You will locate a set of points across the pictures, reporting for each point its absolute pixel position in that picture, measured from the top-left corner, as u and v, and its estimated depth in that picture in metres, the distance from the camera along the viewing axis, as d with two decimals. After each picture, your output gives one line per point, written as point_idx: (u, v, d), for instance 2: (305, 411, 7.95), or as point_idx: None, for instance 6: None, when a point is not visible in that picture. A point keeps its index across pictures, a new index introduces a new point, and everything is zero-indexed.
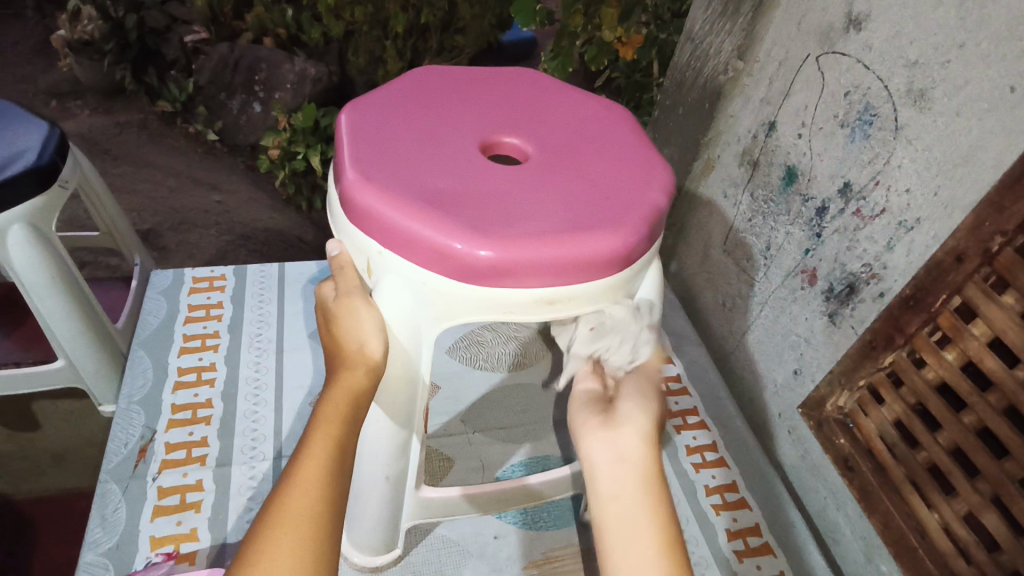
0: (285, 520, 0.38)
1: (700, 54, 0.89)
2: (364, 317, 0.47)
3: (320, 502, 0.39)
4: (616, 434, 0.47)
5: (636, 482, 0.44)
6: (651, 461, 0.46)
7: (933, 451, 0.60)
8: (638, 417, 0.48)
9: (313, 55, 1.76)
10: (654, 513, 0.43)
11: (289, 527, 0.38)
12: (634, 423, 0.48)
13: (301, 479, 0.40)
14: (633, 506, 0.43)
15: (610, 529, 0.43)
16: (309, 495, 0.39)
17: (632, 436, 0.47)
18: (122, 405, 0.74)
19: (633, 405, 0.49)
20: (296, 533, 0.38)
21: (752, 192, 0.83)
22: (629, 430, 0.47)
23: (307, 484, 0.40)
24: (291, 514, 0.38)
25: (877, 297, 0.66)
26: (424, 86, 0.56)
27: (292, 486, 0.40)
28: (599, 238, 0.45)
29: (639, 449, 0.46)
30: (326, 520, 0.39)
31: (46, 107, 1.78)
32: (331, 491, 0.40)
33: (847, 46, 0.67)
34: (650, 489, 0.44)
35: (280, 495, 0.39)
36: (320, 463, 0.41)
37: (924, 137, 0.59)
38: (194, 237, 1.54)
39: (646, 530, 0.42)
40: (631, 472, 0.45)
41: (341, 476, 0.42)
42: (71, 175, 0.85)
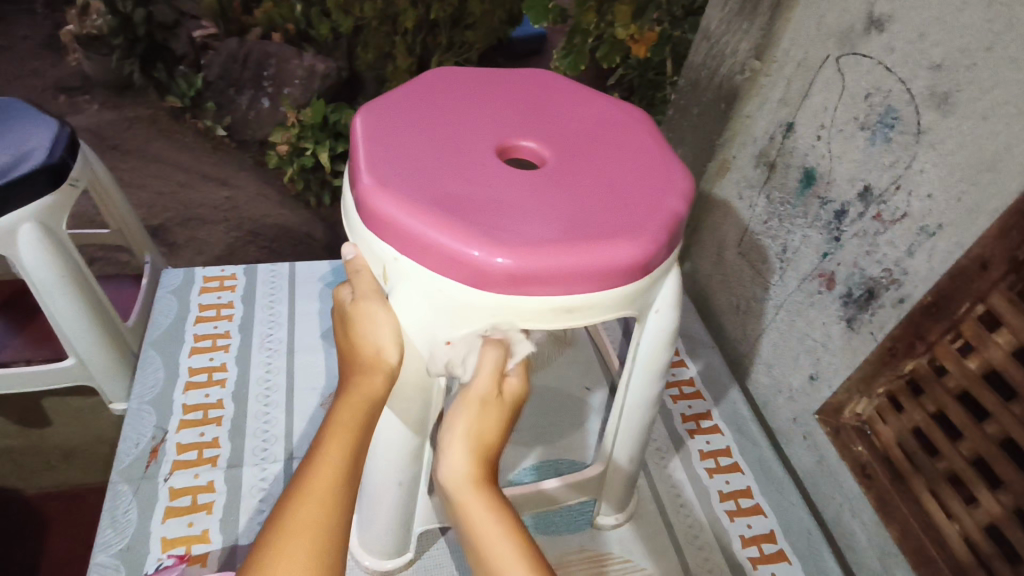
0: (299, 526, 0.37)
1: (716, 53, 0.88)
2: (380, 322, 0.46)
3: (334, 508, 0.39)
4: (442, 466, 0.44)
5: (463, 510, 0.42)
6: (473, 485, 0.43)
7: (954, 460, 0.59)
8: (453, 443, 0.44)
9: (322, 51, 1.76)
10: (489, 528, 0.41)
11: (301, 534, 0.37)
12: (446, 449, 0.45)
13: (315, 487, 0.39)
14: (467, 531, 0.41)
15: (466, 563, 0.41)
16: (324, 503, 0.39)
17: (451, 469, 0.44)
18: (133, 405, 0.74)
19: (449, 433, 0.45)
20: (308, 542, 0.37)
21: (768, 194, 0.82)
22: (450, 467, 0.44)
23: (321, 491, 0.39)
24: (304, 520, 0.38)
25: (897, 303, 0.64)
26: (439, 88, 0.55)
27: (305, 491, 0.39)
28: (617, 247, 0.44)
29: (459, 480, 0.43)
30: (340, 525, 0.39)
31: (55, 102, 1.78)
32: (344, 498, 0.40)
33: (868, 47, 0.65)
34: (482, 496, 0.42)
35: (293, 501, 0.39)
36: (334, 469, 0.41)
37: (947, 141, 0.58)
38: (203, 233, 1.54)
39: (490, 550, 0.39)
40: (461, 503, 0.43)
41: (353, 484, 0.41)
42: (81, 174, 0.85)
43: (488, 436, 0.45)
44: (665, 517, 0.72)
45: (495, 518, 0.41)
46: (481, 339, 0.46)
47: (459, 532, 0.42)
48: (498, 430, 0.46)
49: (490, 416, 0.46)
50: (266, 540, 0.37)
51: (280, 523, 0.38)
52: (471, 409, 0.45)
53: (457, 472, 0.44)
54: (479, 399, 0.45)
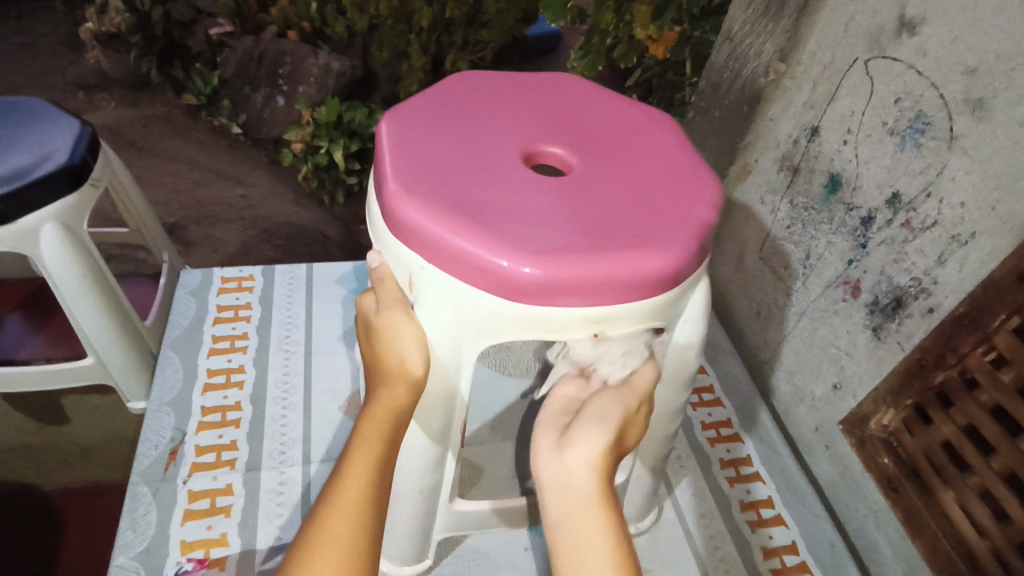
0: (321, 547, 0.38)
1: (738, 55, 0.87)
2: (405, 331, 0.45)
3: (356, 524, 0.39)
4: (573, 447, 0.44)
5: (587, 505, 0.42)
6: (599, 484, 0.43)
7: (986, 476, 0.57)
8: (607, 427, 0.45)
9: (337, 49, 1.76)
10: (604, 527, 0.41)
11: (330, 548, 0.38)
12: (586, 446, 0.44)
13: (342, 501, 0.40)
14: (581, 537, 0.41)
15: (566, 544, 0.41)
16: (350, 520, 0.39)
17: (591, 453, 0.44)
18: (152, 406, 0.74)
19: (597, 422, 0.45)
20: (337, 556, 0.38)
21: (792, 199, 0.81)
22: (581, 453, 0.44)
23: (347, 510, 0.39)
24: (326, 539, 0.38)
25: (926, 313, 0.63)
26: (464, 92, 0.54)
27: (334, 505, 0.40)
28: (648, 257, 0.43)
29: (587, 477, 0.43)
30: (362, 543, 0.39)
31: (74, 99, 1.79)
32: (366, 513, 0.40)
33: (899, 50, 0.64)
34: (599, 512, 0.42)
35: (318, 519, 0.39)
36: (359, 485, 0.41)
37: (982, 148, 0.56)
38: (219, 231, 1.54)
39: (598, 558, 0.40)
40: (573, 501, 0.42)
41: (379, 497, 0.41)
42: (102, 174, 0.85)
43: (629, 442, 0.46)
44: (685, 527, 0.71)
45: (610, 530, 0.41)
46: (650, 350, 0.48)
47: (566, 518, 0.42)
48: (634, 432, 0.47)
49: (636, 421, 0.47)
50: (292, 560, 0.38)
51: (304, 543, 0.38)
52: (629, 404, 0.47)
53: (586, 476, 0.43)
54: (630, 396, 0.47)
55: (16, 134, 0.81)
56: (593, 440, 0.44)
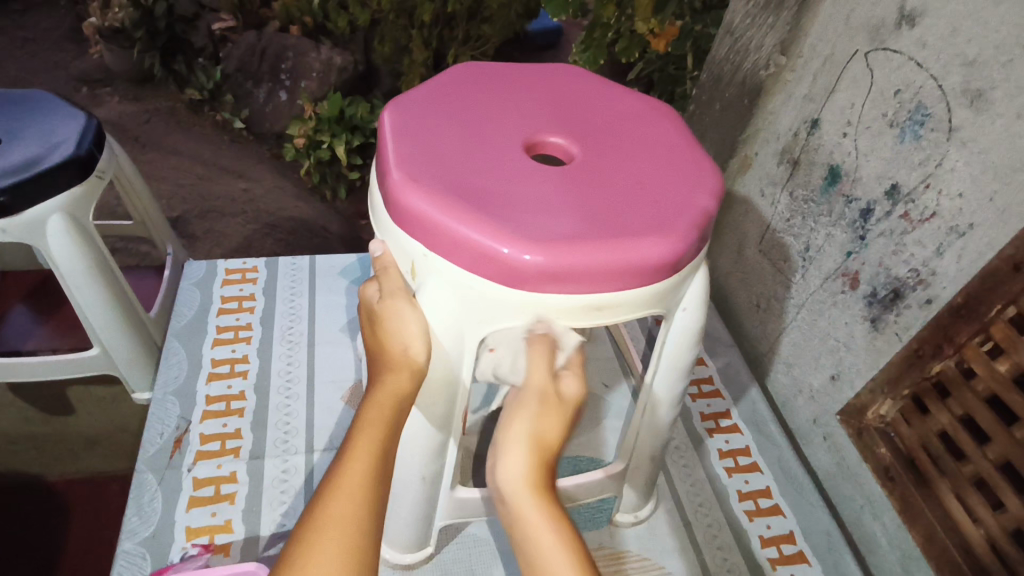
0: (327, 526, 0.37)
1: (739, 48, 0.87)
2: (408, 320, 0.46)
3: (364, 504, 0.39)
4: (507, 450, 0.44)
5: (528, 509, 0.42)
6: (529, 493, 0.43)
7: (982, 465, 0.58)
8: (521, 429, 0.45)
9: (338, 44, 1.76)
10: (553, 521, 0.41)
11: (333, 529, 0.37)
12: (513, 449, 0.44)
13: (344, 482, 0.40)
14: (528, 543, 0.41)
15: (521, 549, 0.41)
16: (353, 500, 0.39)
17: (504, 466, 0.44)
18: (158, 395, 0.75)
19: (515, 430, 0.45)
20: (339, 538, 0.37)
21: (791, 191, 0.82)
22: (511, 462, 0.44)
23: (348, 492, 0.39)
24: (332, 519, 0.38)
25: (924, 303, 0.63)
26: (467, 82, 0.55)
27: (336, 486, 0.39)
28: (648, 245, 0.43)
29: (514, 495, 0.43)
30: (368, 524, 0.38)
31: (78, 94, 1.80)
32: (372, 495, 0.40)
33: (899, 42, 0.64)
34: (543, 509, 0.42)
35: (322, 501, 0.39)
36: (363, 467, 0.41)
37: (981, 139, 0.57)
38: (221, 225, 1.54)
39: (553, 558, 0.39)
40: (518, 508, 0.42)
41: (382, 481, 0.41)
42: (107, 166, 0.86)
43: (545, 443, 0.45)
44: (683, 516, 0.72)
45: (552, 525, 0.41)
46: (527, 338, 0.47)
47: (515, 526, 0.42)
48: (547, 435, 0.45)
49: (552, 419, 0.46)
50: (297, 541, 0.37)
51: (308, 524, 0.38)
52: (529, 408, 0.46)
53: (518, 483, 0.43)
54: (533, 404, 0.46)
55: (24, 126, 0.81)
56: (522, 444, 0.44)
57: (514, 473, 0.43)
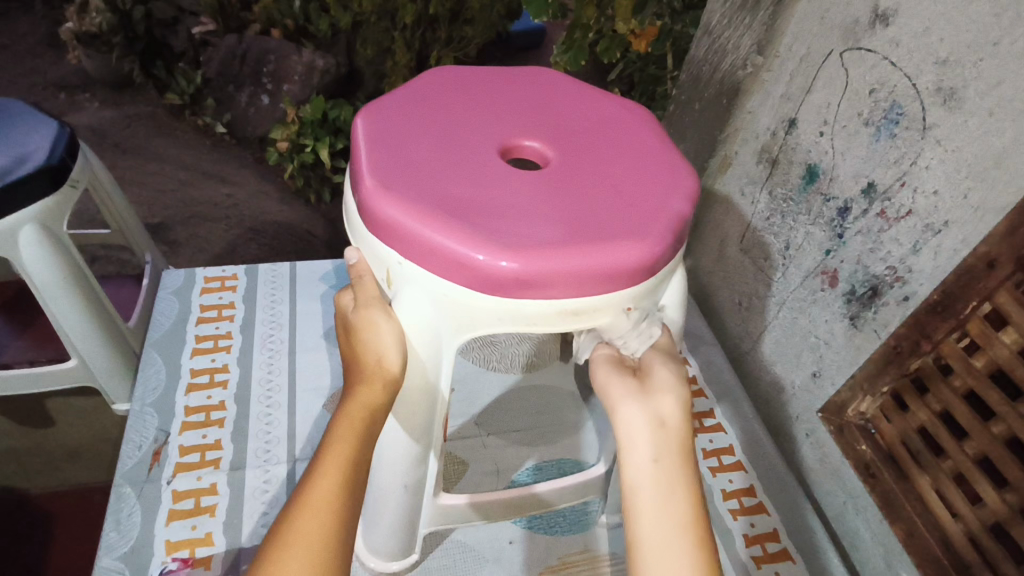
0: (297, 542, 0.37)
1: (717, 48, 0.88)
2: (383, 330, 0.45)
3: (334, 519, 0.39)
4: (649, 401, 0.46)
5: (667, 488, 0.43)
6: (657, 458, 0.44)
7: (960, 460, 0.58)
8: (675, 389, 0.47)
9: (321, 46, 1.74)
10: (690, 492, 0.43)
11: (305, 545, 0.37)
12: (669, 392, 0.47)
13: (316, 497, 0.39)
14: (656, 491, 0.43)
15: (648, 504, 0.42)
16: (324, 515, 0.38)
17: (642, 422, 0.45)
18: (136, 407, 0.74)
19: (667, 380, 0.47)
20: (310, 555, 0.37)
21: (771, 190, 0.82)
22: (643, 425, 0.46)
23: (320, 507, 0.39)
24: (304, 533, 0.37)
25: (902, 300, 0.64)
26: (441, 87, 0.54)
27: (308, 501, 0.39)
28: (625, 249, 0.43)
29: (652, 463, 0.44)
30: (338, 539, 0.38)
31: (56, 100, 1.77)
32: (344, 509, 0.39)
33: (872, 42, 0.65)
34: (685, 463, 0.44)
35: (293, 518, 0.38)
36: (335, 481, 0.40)
37: (954, 137, 0.57)
38: (204, 231, 1.53)
39: (683, 512, 0.42)
40: (664, 452, 0.44)
41: (355, 494, 0.41)
42: (82, 175, 0.84)
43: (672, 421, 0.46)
44: None
45: (690, 486, 0.43)
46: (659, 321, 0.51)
47: (655, 460, 0.44)
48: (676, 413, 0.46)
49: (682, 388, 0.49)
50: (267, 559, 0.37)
51: (278, 541, 0.38)
52: (677, 368, 0.49)
53: (676, 430, 0.45)
54: (676, 365, 0.49)
55: None
56: (678, 395, 0.47)
57: (667, 418, 0.45)
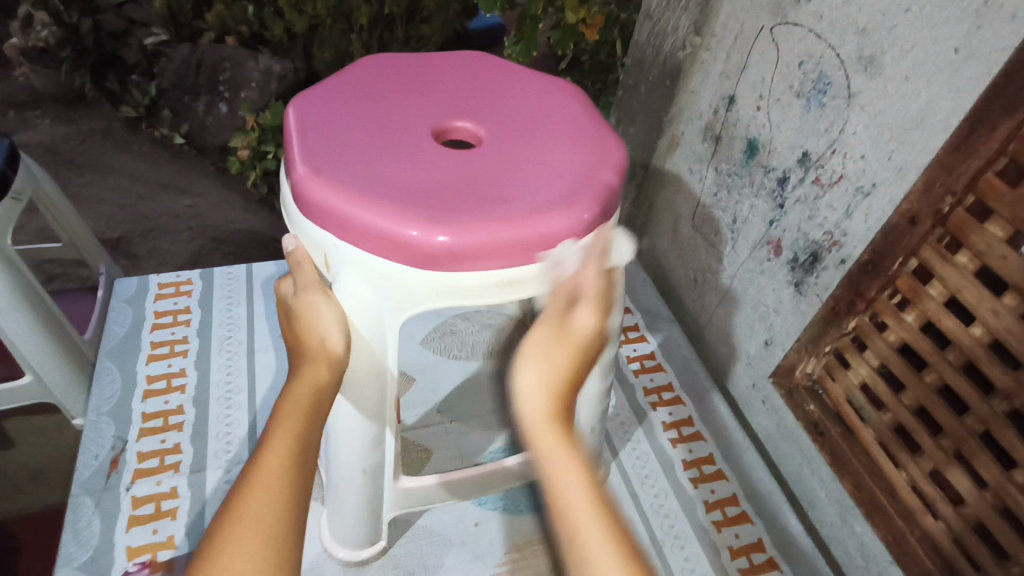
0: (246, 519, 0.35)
1: (659, 31, 0.90)
2: (324, 312, 0.46)
3: (285, 496, 0.37)
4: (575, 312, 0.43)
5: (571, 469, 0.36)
6: (547, 419, 0.39)
7: (899, 412, 0.60)
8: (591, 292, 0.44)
9: (277, 52, 1.70)
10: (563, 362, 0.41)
11: (249, 522, 0.35)
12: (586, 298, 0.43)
13: (263, 477, 0.37)
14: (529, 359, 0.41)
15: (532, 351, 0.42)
16: (272, 493, 0.37)
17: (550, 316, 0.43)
18: (91, 417, 0.73)
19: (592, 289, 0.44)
20: (255, 533, 0.35)
21: (716, 166, 0.84)
22: (585, 321, 0.43)
23: (268, 483, 0.37)
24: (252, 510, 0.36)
25: (839, 264, 0.66)
26: (373, 75, 0.55)
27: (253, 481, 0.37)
28: (555, 218, 0.44)
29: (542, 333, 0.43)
30: (289, 511, 0.37)
31: (5, 119, 1.67)
32: (295, 488, 0.38)
33: (798, 16, 0.67)
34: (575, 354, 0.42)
35: (240, 494, 0.37)
36: (282, 460, 0.39)
37: (876, 103, 0.59)
38: (166, 243, 1.51)
39: (555, 364, 0.41)
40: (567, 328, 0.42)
41: (304, 473, 0.39)
42: (24, 187, 0.83)
43: (568, 378, 0.41)
44: (630, 489, 0.73)
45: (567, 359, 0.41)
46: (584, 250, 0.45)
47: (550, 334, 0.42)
48: (571, 369, 0.41)
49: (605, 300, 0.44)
50: (215, 536, 0.35)
51: (226, 523, 0.35)
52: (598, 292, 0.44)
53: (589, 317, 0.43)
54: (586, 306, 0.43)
55: None
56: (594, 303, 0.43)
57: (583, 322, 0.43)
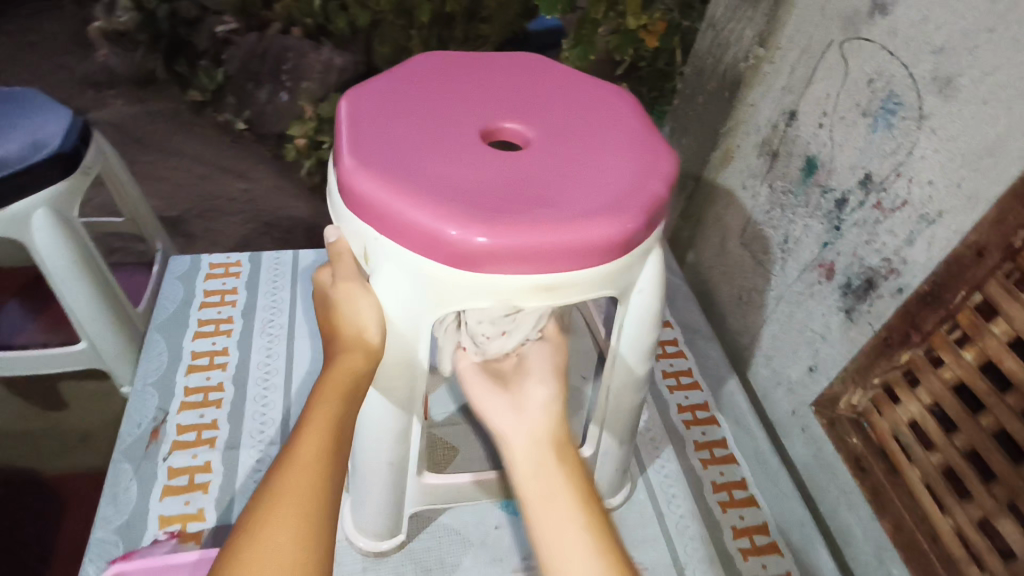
0: (285, 495, 0.38)
1: (720, 42, 0.89)
2: (362, 302, 0.47)
3: (320, 478, 0.39)
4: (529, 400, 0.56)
5: (542, 475, 0.49)
6: (533, 469, 0.50)
7: (950, 455, 0.57)
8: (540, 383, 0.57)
9: (340, 45, 1.70)
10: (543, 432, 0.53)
11: (287, 496, 0.38)
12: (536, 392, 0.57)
13: (300, 457, 0.40)
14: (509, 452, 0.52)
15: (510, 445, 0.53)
16: (308, 471, 0.39)
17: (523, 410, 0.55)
18: (137, 386, 0.76)
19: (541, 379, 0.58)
20: (291, 509, 0.37)
21: (771, 183, 0.81)
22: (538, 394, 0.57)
23: (305, 461, 0.40)
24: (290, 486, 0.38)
25: (896, 292, 0.63)
26: (427, 72, 0.55)
27: (291, 459, 0.40)
28: (597, 225, 0.43)
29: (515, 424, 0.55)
30: (323, 488, 0.39)
31: (83, 95, 1.84)
32: (329, 468, 0.40)
33: (871, 31, 0.64)
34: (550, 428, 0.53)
35: (280, 471, 0.39)
36: (319, 441, 0.41)
37: (948, 127, 0.56)
38: (220, 224, 1.56)
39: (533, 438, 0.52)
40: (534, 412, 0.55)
41: (340, 453, 0.42)
42: (94, 162, 0.87)
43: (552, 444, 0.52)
44: (655, 507, 0.72)
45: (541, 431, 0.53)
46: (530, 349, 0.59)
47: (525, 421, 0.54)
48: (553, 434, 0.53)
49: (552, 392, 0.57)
50: (256, 509, 0.37)
51: (268, 496, 0.38)
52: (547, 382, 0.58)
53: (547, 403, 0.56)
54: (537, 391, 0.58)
55: (10, 122, 0.83)
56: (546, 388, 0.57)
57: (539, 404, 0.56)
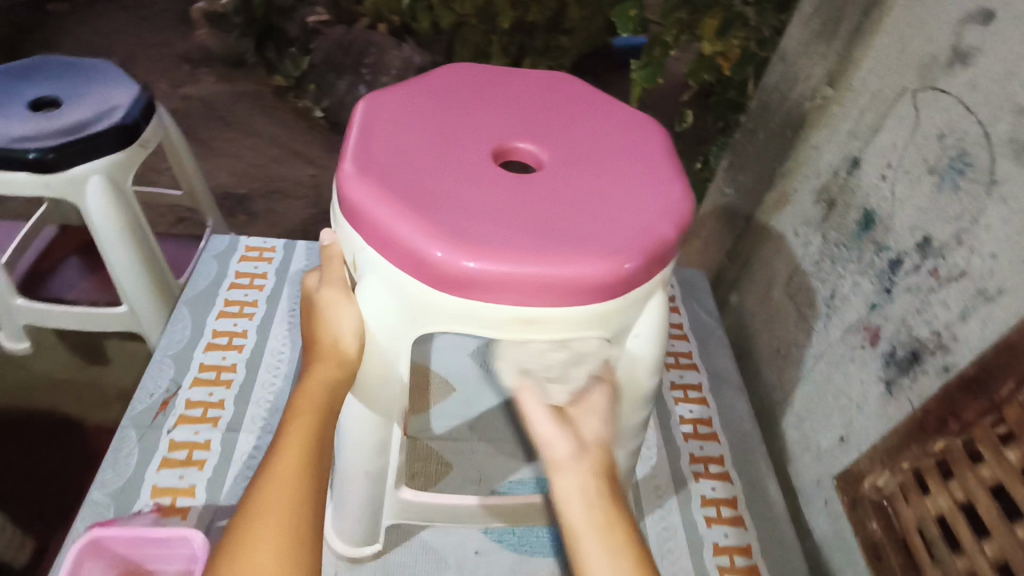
0: (264, 513, 0.38)
1: (790, 78, 0.84)
2: (344, 311, 0.46)
3: (302, 493, 0.39)
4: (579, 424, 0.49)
5: (597, 513, 0.43)
6: (586, 505, 0.43)
7: (978, 562, 0.50)
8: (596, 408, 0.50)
9: (422, 44, 1.73)
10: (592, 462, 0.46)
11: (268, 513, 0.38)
12: (588, 414, 0.49)
13: (277, 472, 0.40)
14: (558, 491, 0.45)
15: (560, 473, 0.46)
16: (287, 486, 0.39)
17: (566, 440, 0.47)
18: (157, 356, 0.78)
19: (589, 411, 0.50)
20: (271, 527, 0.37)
21: (825, 233, 0.75)
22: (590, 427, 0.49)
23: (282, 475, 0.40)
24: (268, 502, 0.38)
25: (941, 371, 0.57)
26: (451, 84, 0.54)
27: (271, 473, 0.40)
28: (590, 263, 0.41)
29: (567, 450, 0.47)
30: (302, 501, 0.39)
31: (178, 70, 1.93)
32: (307, 482, 0.40)
33: (949, 82, 0.59)
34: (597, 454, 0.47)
35: (259, 486, 0.39)
36: (295, 453, 0.41)
37: (1021, 196, 0.50)
38: (283, 207, 1.59)
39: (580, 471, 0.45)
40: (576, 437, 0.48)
41: (320, 465, 0.42)
42: (154, 136, 0.91)
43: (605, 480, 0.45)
44: None
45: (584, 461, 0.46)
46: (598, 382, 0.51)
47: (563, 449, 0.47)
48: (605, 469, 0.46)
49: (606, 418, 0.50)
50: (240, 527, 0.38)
51: (250, 515, 0.38)
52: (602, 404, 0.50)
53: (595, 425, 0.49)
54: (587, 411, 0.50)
55: (83, 91, 0.87)
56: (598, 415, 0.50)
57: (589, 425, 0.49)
